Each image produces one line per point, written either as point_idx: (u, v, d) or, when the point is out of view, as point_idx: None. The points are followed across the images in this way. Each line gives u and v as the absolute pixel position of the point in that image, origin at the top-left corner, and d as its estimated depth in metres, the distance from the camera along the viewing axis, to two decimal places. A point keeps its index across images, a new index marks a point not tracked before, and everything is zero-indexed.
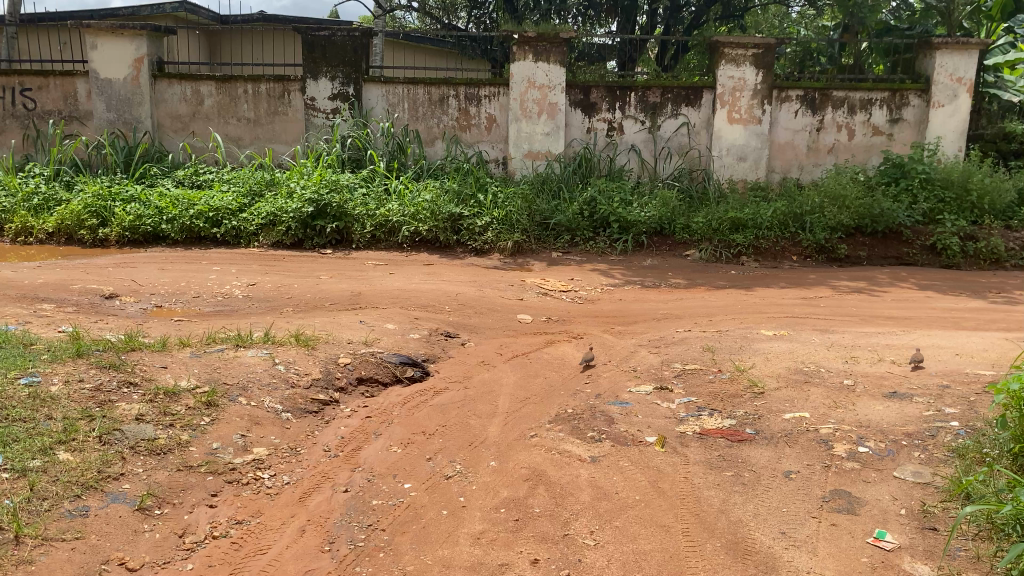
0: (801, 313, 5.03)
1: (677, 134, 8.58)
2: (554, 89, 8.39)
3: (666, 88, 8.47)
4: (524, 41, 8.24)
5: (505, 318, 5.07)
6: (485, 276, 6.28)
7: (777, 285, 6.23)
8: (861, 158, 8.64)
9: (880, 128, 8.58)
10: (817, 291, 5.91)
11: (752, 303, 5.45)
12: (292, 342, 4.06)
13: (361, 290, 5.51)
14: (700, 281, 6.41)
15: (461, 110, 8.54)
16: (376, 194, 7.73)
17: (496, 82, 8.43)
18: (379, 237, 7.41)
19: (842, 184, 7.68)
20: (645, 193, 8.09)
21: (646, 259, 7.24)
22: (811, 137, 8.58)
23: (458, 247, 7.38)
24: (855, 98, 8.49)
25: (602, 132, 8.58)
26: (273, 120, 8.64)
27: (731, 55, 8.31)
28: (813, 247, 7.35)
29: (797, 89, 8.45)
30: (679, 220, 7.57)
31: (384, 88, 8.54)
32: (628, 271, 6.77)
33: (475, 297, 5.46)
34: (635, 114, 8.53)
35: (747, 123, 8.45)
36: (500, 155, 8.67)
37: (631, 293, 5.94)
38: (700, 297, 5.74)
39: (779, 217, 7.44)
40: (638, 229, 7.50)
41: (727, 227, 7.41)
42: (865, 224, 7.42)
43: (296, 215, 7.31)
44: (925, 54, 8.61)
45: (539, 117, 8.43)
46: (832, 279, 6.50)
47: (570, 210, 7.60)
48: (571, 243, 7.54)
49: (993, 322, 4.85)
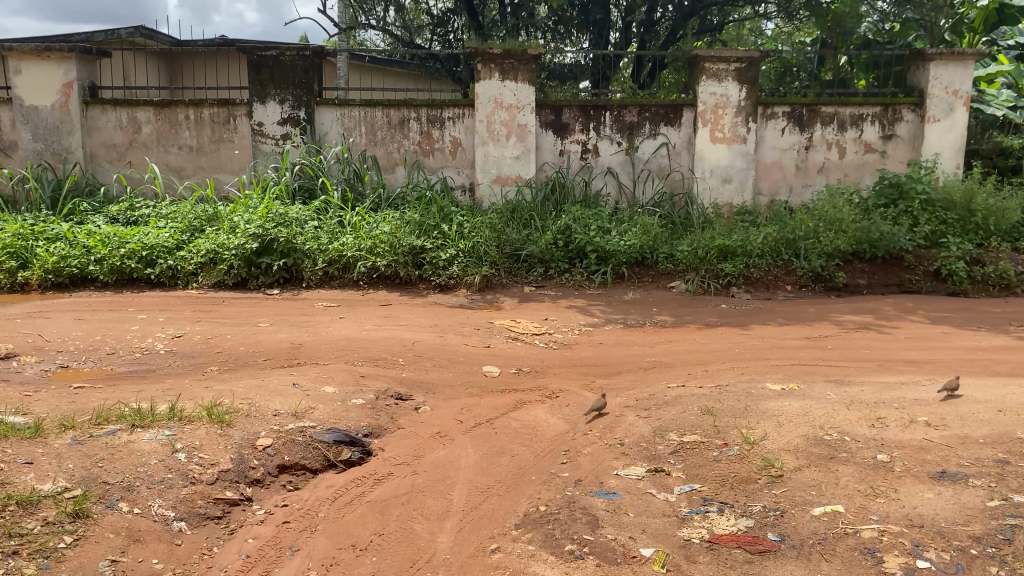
0: (809, 359, 4.38)
1: (656, 155, 7.98)
2: (523, 109, 7.75)
3: (643, 106, 7.88)
4: (489, 58, 7.60)
5: (468, 372, 4.37)
6: (449, 318, 5.58)
7: (775, 322, 5.58)
8: (853, 178, 8.08)
9: (872, 145, 8.02)
10: (821, 328, 5.28)
11: (751, 346, 4.79)
12: (203, 418, 3.33)
13: (303, 342, 4.78)
14: (688, 319, 5.76)
15: (423, 133, 7.89)
16: (330, 226, 7.03)
17: (460, 103, 7.81)
18: (332, 275, 6.72)
19: (835, 207, 7.11)
20: (625, 219, 7.44)
21: (628, 293, 6.59)
22: (800, 155, 8.01)
23: (420, 283, 6.69)
24: (845, 114, 7.95)
25: (575, 154, 7.96)
26: (217, 147, 7.93)
27: (713, 69, 7.72)
28: (810, 276, 6.76)
29: (784, 104, 7.89)
30: (661, 248, 6.94)
31: (339, 111, 7.88)
32: (608, 307, 6.10)
33: (435, 345, 4.75)
34: (611, 134, 7.92)
35: (732, 143, 7.85)
36: (466, 181, 8.01)
37: (613, 335, 5.26)
38: (691, 339, 5.08)
39: (771, 243, 6.87)
40: (617, 260, 6.85)
41: (714, 255, 6.80)
42: (863, 249, 6.84)
43: (239, 252, 6.60)
44: (918, 66, 8.07)
45: (508, 139, 7.77)
46: (833, 313, 5.87)
47: (543, 240, 6.94)
48: (544, 276, 6.89)
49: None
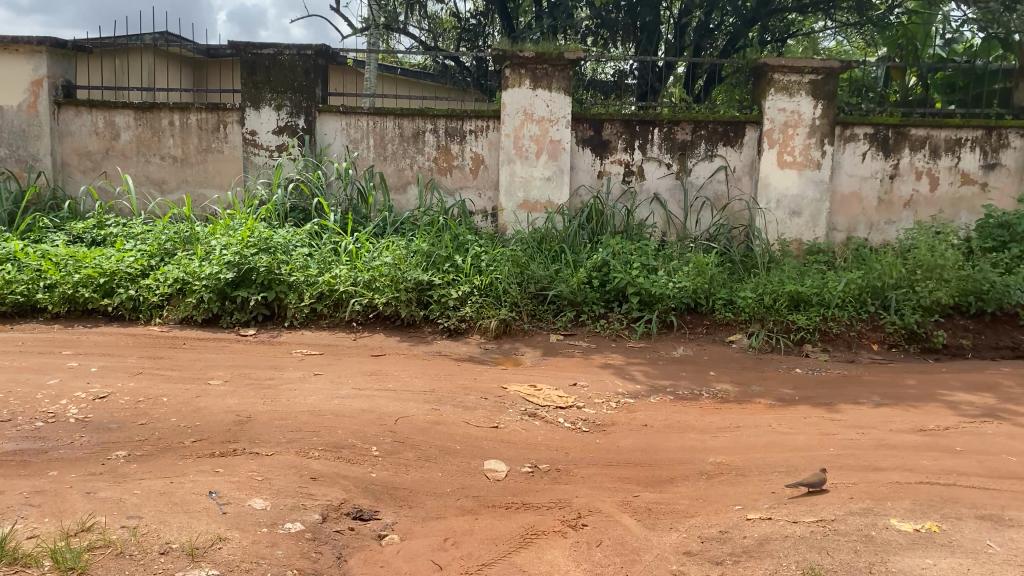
0: (938, 471, 3.14)
1: (712, 181, 6.80)
2: (557, 123, 6.60)
3: (698, 122, 6.70)
4: (519, 63, 6.48)
5: (464, 470, 3.19)
6: (452, 377, 4.41)
7: (869, 399, 4.32)
8: (948, 214, 6.80)
9: (970, 175, 6.75)
10: (934, 414, 4.01)
11: (848, 441, 3.55)
12: (44, 561, 2.20)
13: (253, 414, 3.64)
14: (755, 391, 4.53)
15: (440, 147, 6.78)
16: (322, 254, 5.92)
17: (483, 114, 6.69)
18: (320, 313, 5.60)
19: (933, 249, 5.86)
20: (673, 255, 6.24)
21: (677, 349, 5.39)
22: (883, 185, 6.77)
23: (426, 325, 5.56)
24: (939, 138, 6.70)
25: (616, 177, 6.80)
26: (205, 159, 6.90)
27: (783, 81, 6.54)
28: (902, 333, 5.51)
29: (866, 124, 6.67)
30: (719, 292, 5.75)
31: (344, 120, 6.81)
32: (652, 368, 4.89)
33: (423, 423, 3.58)
34: (660, 155, 6.75)
35: (803, 168, 6.63)
36: (489, 205, 6.89)
37: (659, 413, 4.05)
38: (764, 424, 3.85)
39: (854, 291, 5.68)
40: (665, 305, 5.66)
41: (785, 304, 5.62)
42: (967, 302, 5.62)
43: (211, 283, 5.48)
44: None
45: (538, 157, 6.63)
46: (941, 387, 4.59)
47: (575, 278, 5.77)
48: (574, 322, 5.69)
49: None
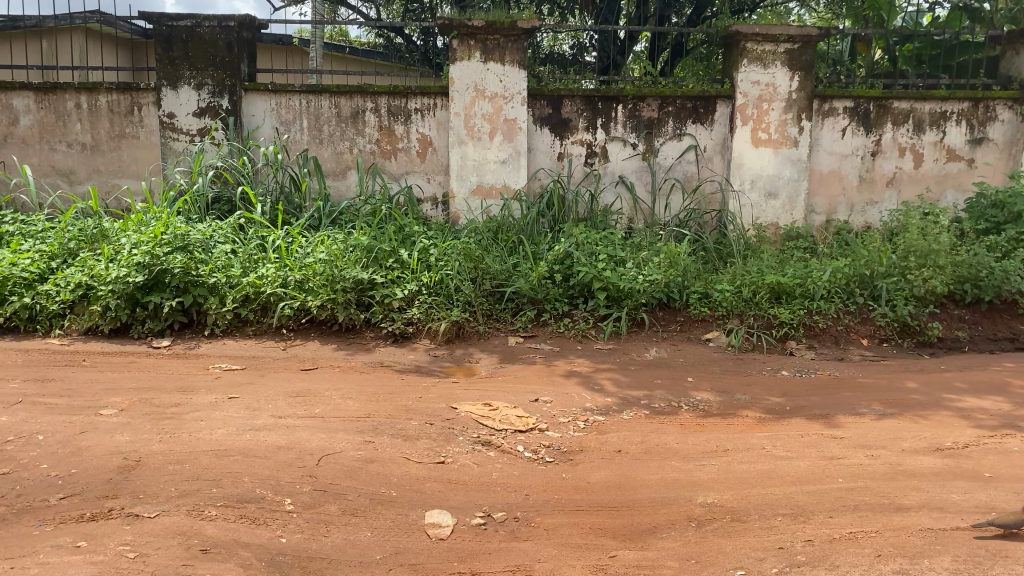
0: (974, 509, 2.60)
1: (681, 161, 6.23)
2: (511, 100, 5.96)
3: (665, 98, 6.11)
4: (467, 33, 5.82)
5: (399, 526, 2.58)
6: (393, 395, 3.77)
7: (870, 409, 3.79)
8: (934, 193, 6.33)
9: (957, 151, 6.27)
10: (948, 428, 3.48)
11: (858, 468, 2.99)
12: None
13: (144, 456, 2.98)
14: (741, 401, 3.97)
15: (382, 128, 6.11)
16: (248, 251, 5.22)
17: (429, 90, 6.02)
18: (245, 319, 4.92)
19: (924, 233, 5.37)
20: (642, 245, 5.67)
21: (649, 351, 4.82)
22: (865, 163, 6.26)
23: (368, 330, 4.92)
24: (924, 111, 6.19)
25: (578, 158, 6.20)
26: (118, 145, 6.15)
27: (756, 51, 5.97)
28: (895, 327, 5.02)
29: (846, 97, 6.14)
30: (694, 286, 5.21)
31: (273, 99, 6.09)
32: (623, 376, 4.31)
33: (352, 463, 2.96)
34: (624, 134, 6.16)
35: (780, 146, 6.09)
36: (438, 192, 6.25)
37: (634, 434, 3.47)
38: (756, 446, 3.29)
39: (840, 281, 5.20)
40: (635, 302, 5.10)
41: (766, 297, 5.11)
42: (963, 290, 5.13)
43: (118, 288, 4.76)
44: (1016, 50, 6.31)
45: (492, 138, 5.99)
46: (947, 391, 4.08)
47: (535, 273, 5.16)
48: (536, 322, 5.11)
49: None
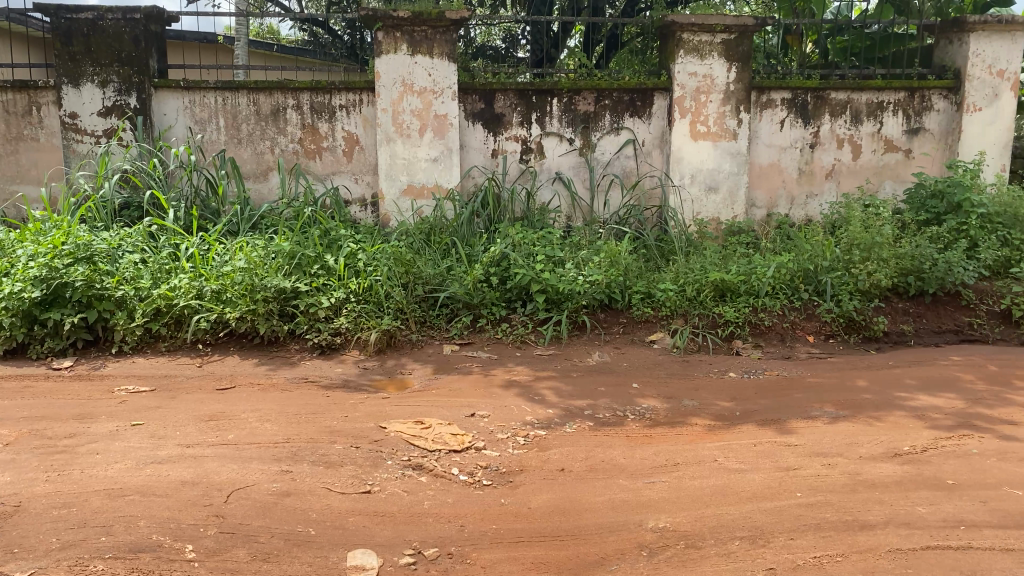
0: (942, 524, 2.43)
1: (619, 156, 6.03)
2: (441, 95, 5.67)
3: (601, 91, 5.90)
4: (393, 25, 5.51)
5: (317, 572, 2.29)
6: (316, 416, 3.46)
7: (822, 412, 3.62)
8: (872, 185, 6.28)
9: (894, 142, 6.22)
10: (903, 430, 3.32)
11: (816, 479, 2.80)
12: None
13: (25, 500, 2.61)
14: (689, 408, 3.77)
15: (305, 126, 5.76)
16: (160, 259, 4.83)
17: (354, 85, 5.69)
18: (157, 334, 4.53)
19: (866, 225, 5.27)
20: (581, 244, 5.46)
21: (592, 356, 4.59)
22: (804, 155, 6.16)
23: (292, 342, 4.58)
24: (861, 102, 6.11)
25: (513, 155, 5.96)
26: (15, 148, 5.67)
27: (692, 42, 5.80)
28: (840, 322, 4.90)
29: (784, 88, 6.02)
30: (636, 285, 5.02)
31: (186, 97, 5.69)
32: (565, 384, 4.07)
33: (266, 499, 2.64)
34: (560, 129, 5.94)
35: (718, 139, 5.94)
36: (366, 192, 5.93)
37: (578, 449, 3.23)
38: (708, 458, 3.07)
39: (783, 276, 5.06)
40: (575, 304, 4.87)
41: (709, 295, 4.94)
42: (906, 283, 5.05)
43: (12, 304, 4.33)
44: (949, 39, 6.28)
45: (422, 135, 5.69)
46: (898, 389, 3.95)
47: (470, 276, 4.89)
48: (472, 328, 4.84)
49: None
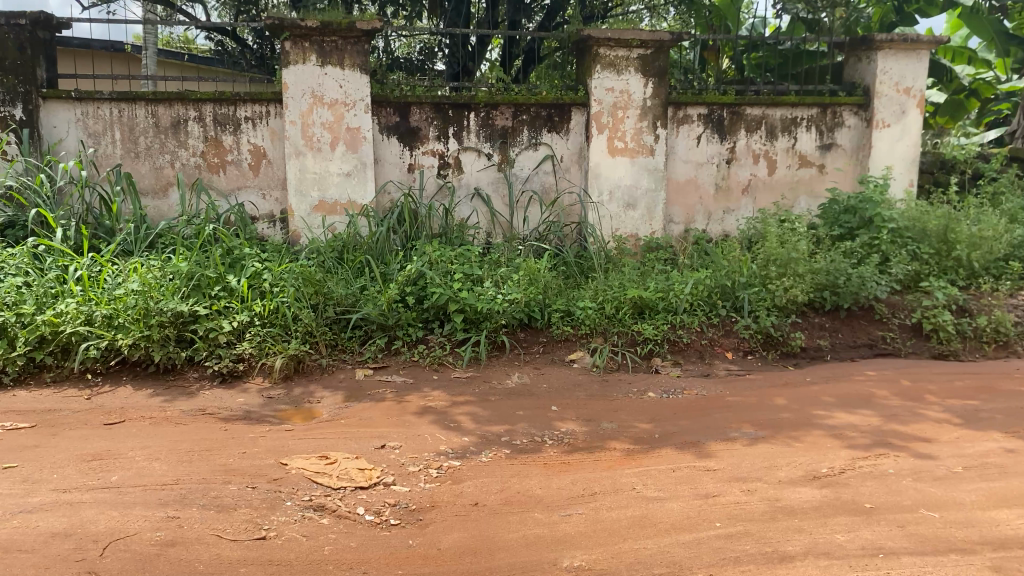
0: (861, 553, 2.36)
1: (537, 172, 5.94)
2: (353, 107, 5.47)
3: (519, 105, 5.80)
4: (301, 35, 5.28)
5: None
6: (213, 452, 3.22)
7: (742, 433, 3.56)
8: (787, 200, 6.34)
9: (807, 157, 6.29)
10: (821, 451, 3.28)
11: (736, 507, 2.72)
12: None
13: None
14: (608, 431, 3.66)
15: (209, 139, 5.48)
16: (46, 283, 4.48)
17: (261, 97, 5.45)
18: (42, 364, 4.19)
19: (782, 240, 5.29)
20: (500, 261, 5.33)
21: (510, 377, 4.45)
22: (720, 171, 6.18)
23: (192, 369, 4.31)
24: (775, 118, 6.17)
25: (429, 170, 5.79)
26: None
27: (609, 57, 5.75)
28: (758, 338, 4.89)
29: (700, 104, 6.02)
30: (556, 303, 4.91)
31: (79, 109, 5.35)
32: (482, 409, 3.91)
33: (147, 551, 2.41)
34: (477, 144, 5.81)
35: (636, 155, 5.90)
36: (276, 209, 5.68)
37: (493, 479, 3.08)
38: (626, 487, 2.96)
39: (702, 293, 5.02)
40: (494, 323, 4.73)
41: (629, 312, 4.88)
42: (822, 298, 5.08)
43: None
44: (858, 57, 6.40)
45: (334, 149, 5.48)
46: (816, 406, 3.93)
47: (384, 296, 4.70)
48: (387, 350, 4.64)
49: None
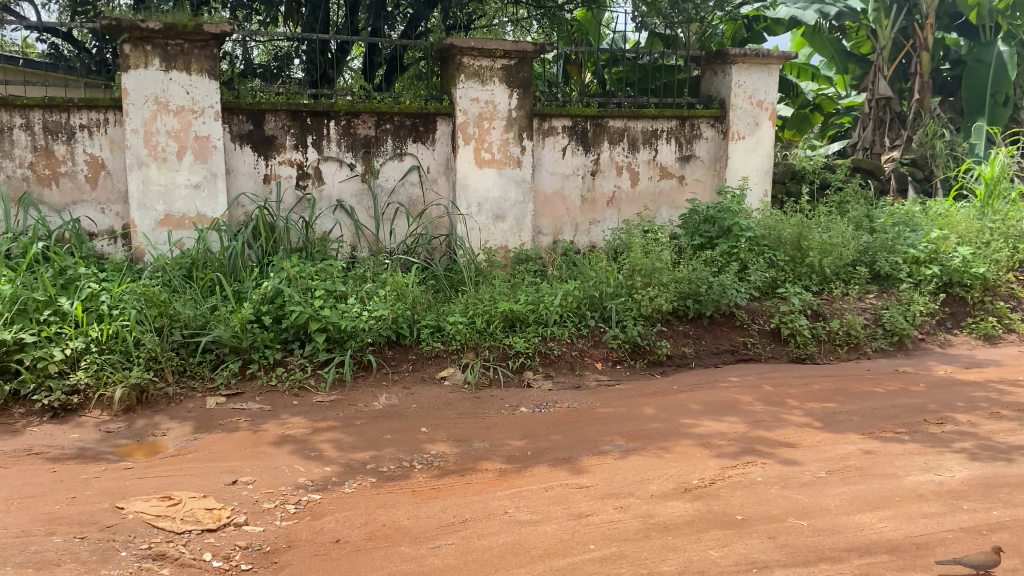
0: (735, 569, 2.32)
1: (402, 183, 5.76)
2: (201, 115, 5.12)
3: (381, 115, 5.61)
4: (142, 37, 4.89)
5: None
6: (36, 500, 2.86)
7: (614, 446, 3.50)
8: (651, 210, 6.44)
9: (669, 168, 6.42)
10: (691, 461, 3.26)
11: (610, 527, 2.64)
12: None
13: None
14: (479, 451, 3.52)
15: (37, 148, 4.99)
16: None
17: (98, 103, 5.01)
18: None
19: (648, 250, 5.35)
20: (365, 276, 5.11)
21: (377, 399, 4.24)
22: (586, 182, 6.20)
23: (16, 404, 3.86)
24: (637, 130, 6.25)
25: (288, 181, 5.50)
26: None
27: (473, 66, 5.64)
28: (627, 348, 4.90)
29: (565, 116, 6.02)
30: (424, 319, 4.74)
31: None
32: (346, 435, 3.69)
33: None
34: (338, 154, 5.57)
35: (503, 166, 5.83)
36: (117, 224, 5.24)
37: (357, 512, 2.87)
38: (498, 511, 2.83)
39: (571, 304, 4.99)
40: (359, 342, 4.51)
41: (500, 326, 4.77)
42: (686, 306, 5.15)
43: None
44: (713, 71, 6.59)
45: (181, 159, 5.10)
46: (685, 415, 3.93)
47: (238, 317, 4.39)
48: (242, 375, 4.34)
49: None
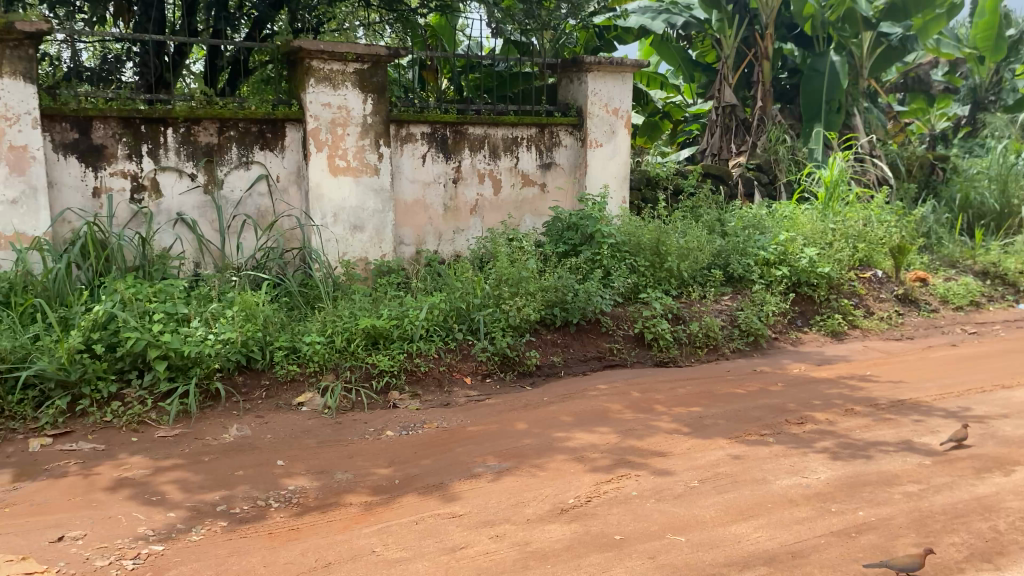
0: None
1: (251, 195, 5.41)
2: (16, 122, 4.59)
3: (225, 121, 5.24)
4: None
5: None
6: None
7: (485, 467, 3.36)
8: (513, 218, 6.37)
9: (529, 175, 6.37)
10: (565, 479, 3.17)
11: (486, 560, 2.49)
12: None
13: None
14: (342, 482, 3.29)
15: None
16: None
17: None
18: None
19: (512, 260, 5.26)
20: (212, 296, 4.74)
21: (228, 431, 3.91)
22: (447, 191, 6.05)
23: None
24: (497, 137, 6.16)
25: (121, 194, 5.04)
26: None
27: (323, 71, 5.37)
28: (495, 360, 4.77)
29: (422, 123, 5.84)
30: (278, 340, 4.44)
31: None
32: (193, 473, 3.36)
33: None
34: (178, 164, 5.15)
35: (359, 175, 5.58)
36: None
37: (206, 563, 2.59)
38: (365, 551, 2.62)
39: (436, 317, 4.82)
40: (206, 368, 4.16)
41: (361, 343, 4.54)
42: (553, 315, 5.09)
43: None
44: (569, 78, 6.60)
45: None
46: (557, 429, 3.84)
47: (65, 347, 3.94)
48: (71, 413, 3.90)
49: (942, 537, 2.55)
